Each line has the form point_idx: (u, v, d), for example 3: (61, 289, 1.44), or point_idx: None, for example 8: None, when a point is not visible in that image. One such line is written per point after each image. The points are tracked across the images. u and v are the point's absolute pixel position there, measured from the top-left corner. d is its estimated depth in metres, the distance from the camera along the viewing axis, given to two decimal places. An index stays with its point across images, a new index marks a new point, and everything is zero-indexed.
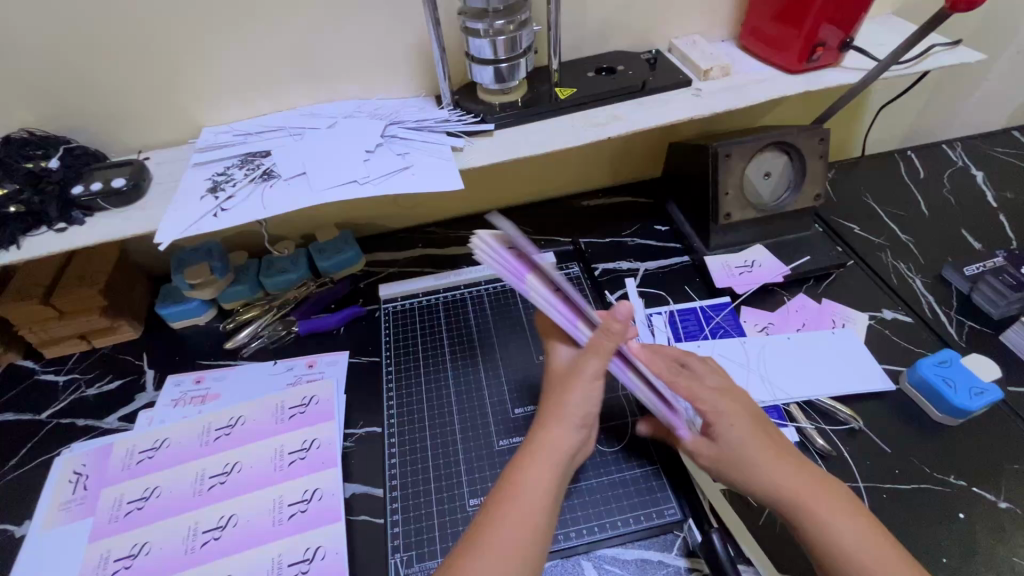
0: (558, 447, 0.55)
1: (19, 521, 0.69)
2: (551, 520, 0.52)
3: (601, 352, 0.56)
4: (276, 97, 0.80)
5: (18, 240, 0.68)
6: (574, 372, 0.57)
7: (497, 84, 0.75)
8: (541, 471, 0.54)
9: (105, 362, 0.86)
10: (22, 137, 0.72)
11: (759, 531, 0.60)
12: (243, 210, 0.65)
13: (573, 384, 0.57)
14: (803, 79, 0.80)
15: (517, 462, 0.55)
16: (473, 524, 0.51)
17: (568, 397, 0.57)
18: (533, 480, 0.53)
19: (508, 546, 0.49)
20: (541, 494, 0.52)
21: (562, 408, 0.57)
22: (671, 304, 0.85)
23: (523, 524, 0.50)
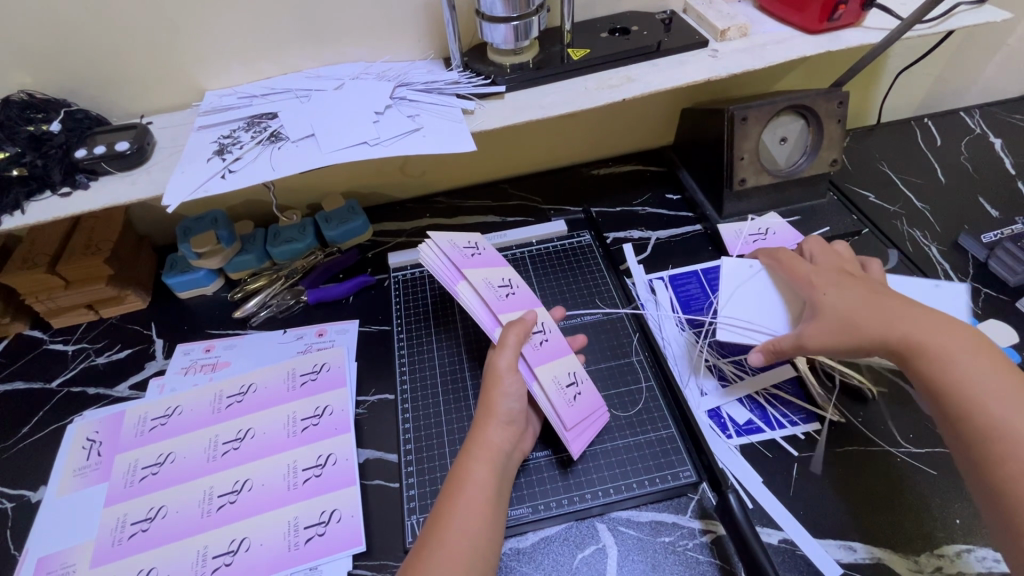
0: (492, 444, 0.55)
1: (35, 486, 0.69)
2: (497, 514, 0.52)
3: (507, 346, 0.59)
4: (280, 59, 0.77)
5: (22, 205, 0.66)
6: (493, 371, 0.59)
7: (509, 44, 0.73)
8: (480, 468, 0.53)
9: (113, 332, 0.85)
10: (23, 99, 0.70)
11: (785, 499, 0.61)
12: (252, 171, 0.64)
13: (496, 382, 0.58)
14: (822, 40, 0.77)
15: (458, 465, 0.54)
16: (425, 527, 0.50)
17: (493, 395, 0.57)
18: (473, 480, 0.52)
19: (457, 544, 0.48)
20: (483, 491, 0.52)
21: (490, 406, 0.57)
22: (671, 269, 0.85)
23: (469, 520, 0.49)
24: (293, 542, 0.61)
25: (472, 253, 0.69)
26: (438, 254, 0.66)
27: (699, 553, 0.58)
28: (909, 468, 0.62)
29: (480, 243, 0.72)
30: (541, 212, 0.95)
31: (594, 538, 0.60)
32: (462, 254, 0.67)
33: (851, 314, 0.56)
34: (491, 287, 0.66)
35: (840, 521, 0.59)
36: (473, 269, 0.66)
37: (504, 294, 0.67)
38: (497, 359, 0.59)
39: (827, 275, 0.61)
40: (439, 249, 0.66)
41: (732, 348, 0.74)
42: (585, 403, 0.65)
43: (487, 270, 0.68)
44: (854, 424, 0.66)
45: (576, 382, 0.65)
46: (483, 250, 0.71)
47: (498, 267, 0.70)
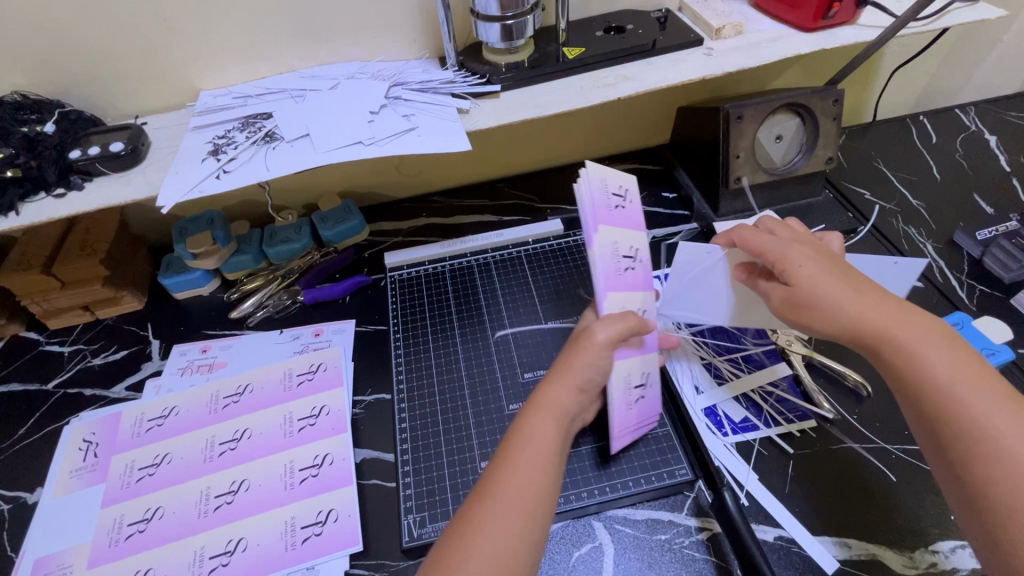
0: (562, 403, 0.52)
1: (31, 488, 0.69)
2: (558, 474, 0.48)
3: (611, 321, 0.57)
4: (275, 58, 0.77)
5: (16, 206, 0.66)
6: (587, 337, 0.56)
7: (504, 42, 0.73)
8: (546, 423, 0.51)
9: (110, 333, 0.85)
10: (16, 100, 0.70)
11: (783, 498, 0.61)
12: (246, 172, 0.64)
13: (584, 348, 0.56)
14: (816, 38, 0.77)
15: (522, 418, 0.51)
16: (484, 476, 0.47)
17: (577, 360, 0.55)
18: (543, 440, 0.49)
19: (519, 497, 0.45)
20: (548, 447, 0.49)
21: (572, 368, 0.55)
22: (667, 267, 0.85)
23: (530, 472, 0.46)
24: (290, 541, 0.61)
25: (617, 205, 0.62)
26: (590, 189, 0.60)
27: (695, 551, 0.58)
28: (904, 465, 0.62)
29: (630, 193, 0.65)
30: (537, 211, 0.96)
31: (590, 537, 0.60)
32: (605, 204, 0.61)
33: (815, 299, 0.52)
34: (614, 254, 0.60)
35: (835, 518, 0.59)
36: (609, 225, 0.60)
37: (623, 265, 0.61)
38: (596, 329, 0.57)
39: (799, 250, 0.55)
40: (591, 185, 0.60)
41: (728, 347, 0.74)
42: (644, 410, 0.63)
43: (620, 231, 0.61)
44: (849, 422, 0.66)
45: (646, 385, 0.63)
46: (630, 203, 0.64)
47: (632, 231, 0.63)
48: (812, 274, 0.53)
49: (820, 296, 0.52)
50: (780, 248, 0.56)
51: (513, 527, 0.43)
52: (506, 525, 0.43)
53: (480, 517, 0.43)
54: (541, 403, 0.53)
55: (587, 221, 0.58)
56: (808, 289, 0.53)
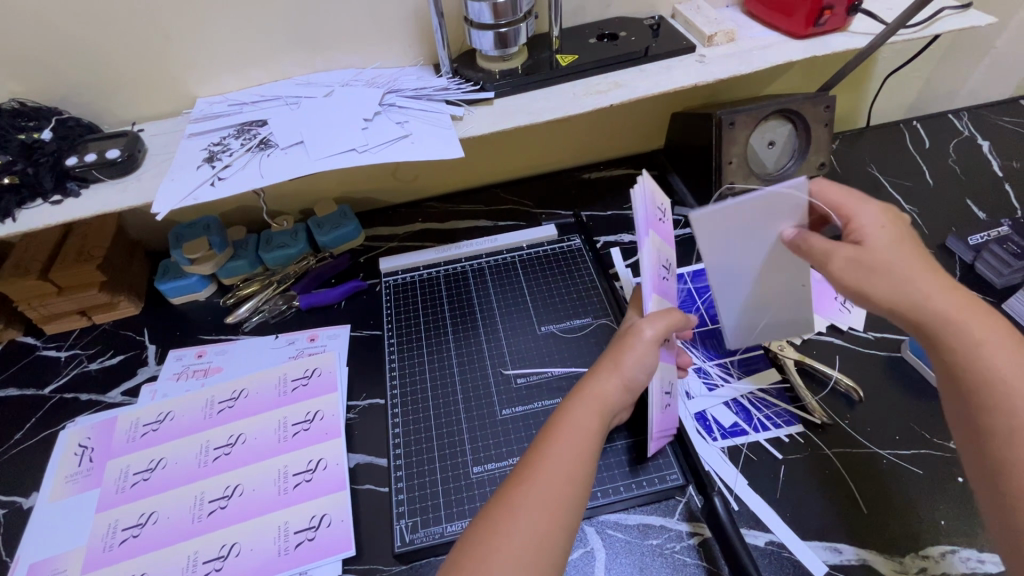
0: (602, 396, 0.54)
1: (26, 493, 0.70)
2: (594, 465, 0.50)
3: (658, 321, 0.57)
4: (271, 66, 0.78)
5: (12, 213, 0.67)
6: (634, 333, 0.57)
7: (497, 50, 0.74)
8: (586, 415, 0.52)
9: (106, 338, 0.85)
10: (13, 108, 0.71)
11: (775, 503, 0.61)
12: (241, 179, 0.64)
13: (630, 343, 0.56)
14: (807, 45, 0.78)
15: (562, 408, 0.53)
16: (522, 460, 0.49)
17: (623, 355, 0.56)
18: (580, 431, 0.51)
19: (554, 482, 0.47)
20: (584, 438, 0.51)
21: (618, 363, 0.56)
22: None
23: (567, 460, 0.48)
24: (283, 546, 0.61)
25: (659, 216, 0.60)
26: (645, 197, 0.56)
27: (686, 556, 0.58)
28: (894, 469, 0.63)
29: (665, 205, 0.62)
30: (532, 216, 0.96)
31: (582, 542, 0.61)
32: (654, 215, 0.58)
33: (887, 270, 0.49)
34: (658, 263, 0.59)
35: (826, 523, 0.60)
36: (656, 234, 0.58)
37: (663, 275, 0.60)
38: (644, 326, 0.57)
39: (874, 213, 0.52)
40: (645, 195, 0.56)
41: (719, 352, 0.75)
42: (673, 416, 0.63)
43: (663, 243, 0.60)
44: (840, 427, 0.66)
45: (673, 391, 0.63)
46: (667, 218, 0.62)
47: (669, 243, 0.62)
48: (883, 242, 0.51)
49: (891, 262, 0.49)
50: (857, 206, 0.53)
51: (547, 510, 0.45)
52: (540, 508, 0.45)
53: (517, 499, 0.45)
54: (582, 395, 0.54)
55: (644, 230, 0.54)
56: (879, 253, 0.50)
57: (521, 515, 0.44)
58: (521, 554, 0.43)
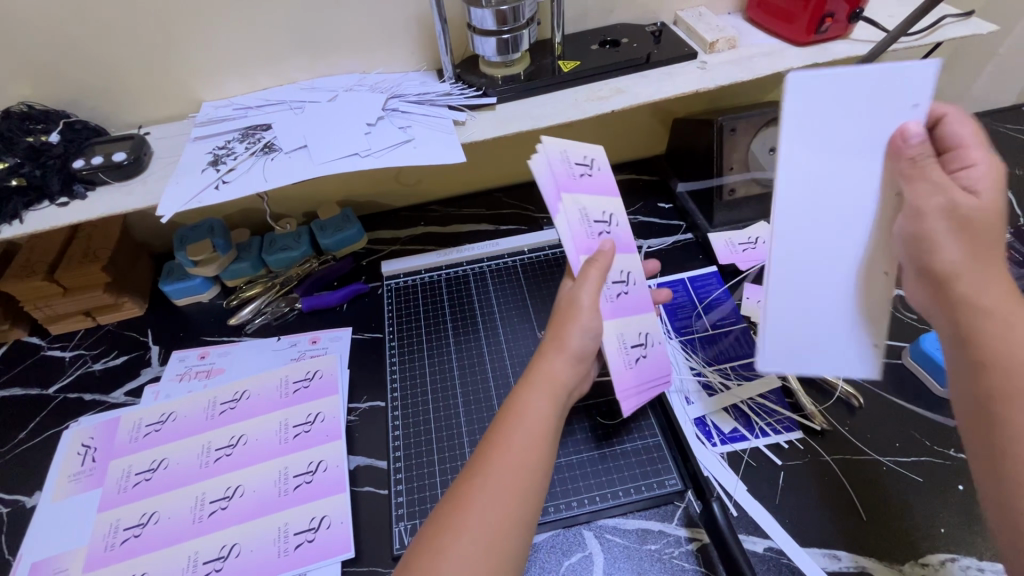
0: (554, 376, 0.53)
1: (30, 492, 0.70)
2: (550, 451, 0.49)
3: (592, 285, 0.55)
4: (276, 71, 0.79)
5: (20, 214, 0.68)
6: (572, 305, 0.55)
7: (499, 56, 0.74)
8: (540, 400, 0.51)
9: (110, 339, 0.86)
10: (23, 111, 0.72)
11: (775, 510, 0.61)
12: (245, 182, 0.65)
13: (572, 316, 0.55)
14: (808, 52, 0.78)
15: (517, 394, 0.52)
16: (476, 453, 0.48)
17: (567, 328, 0.55)
18: (534, 412, 0.50)
19: (508, 475, 0.46)
20: (540, 423, 0.49)
21: (562, 337, 0.54)
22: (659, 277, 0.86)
23: (523, 445, 0.47)
24: (283, 548, 0.62)
25: (583, 173, 0.61)
26: (547, 161, 0.58)
27: (684, 562, 0.59)
28: (895, 476, 0.63)
29: (599, 162, 0.63)
30: (534, 221, 0.96)
31: (580, 546, 0.61)
32: (570, 172, 0.60)
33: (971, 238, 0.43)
34: (585, 219, 0.59)
35: (825, 531, 0.59)
36: (572, 192, 0.59)
37: (597, 230, 0.60)
38: (579, 294, 0.55)
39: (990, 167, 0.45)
40: (549, 159, 0.59)
41: (719, 357, 0.75)
42: (654, 370, 0.62)
43: (588, 198, 0.60)
44: (840, 433, 0.66)
45: (647, 345, 0.63)
46: (597, 172, 0.62)
47: (606, 198, 0.62)
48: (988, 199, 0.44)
49: (991, 230, 0.43)
50: (975, 149, 0.46)
51: (502, 505, 0.44)
52: (494, 505, 0.44)
53: (469, 497, 0.44)
54: (535, 378, 0.53)
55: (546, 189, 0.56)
56: (982, 212, 0.43)
57: (473, 512, 0.43)
58: (472, 553, 0.42)
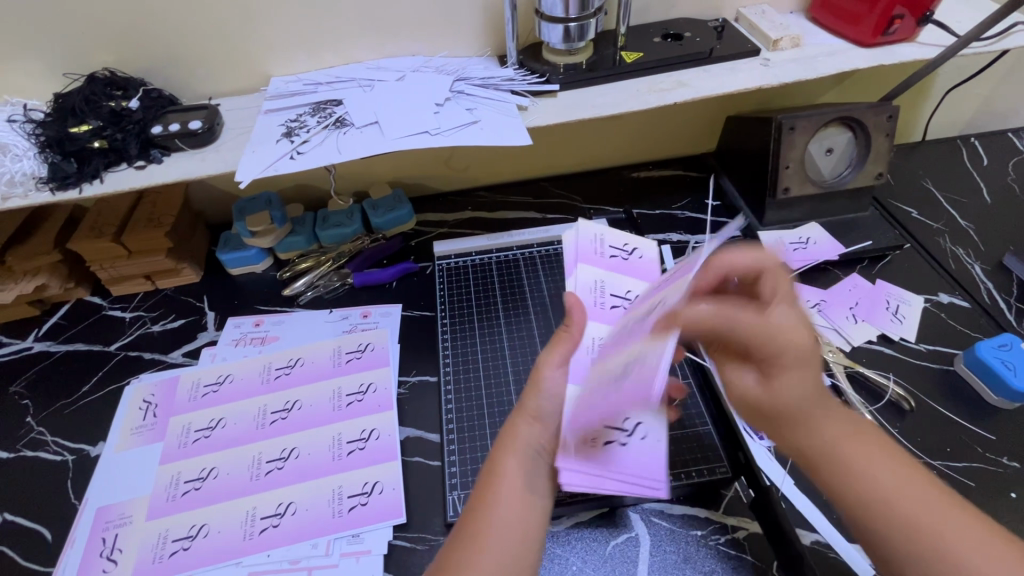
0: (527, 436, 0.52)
1: (93, 442, 0.73)
2: (535, 511, 0.49)
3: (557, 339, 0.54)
4: (344, 51, 0.81)
5: (101, 174, 0.71)
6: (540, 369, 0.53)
7: (565, 44, 0.75)
8: (514, 462, 0.50)
9: (169, 302, 0.89)
10: (106, 76, 0.75)
11: (824, 505, 0.61)
12: (320, 153, 0.67)
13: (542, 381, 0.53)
14: (874, 53, 0.78)
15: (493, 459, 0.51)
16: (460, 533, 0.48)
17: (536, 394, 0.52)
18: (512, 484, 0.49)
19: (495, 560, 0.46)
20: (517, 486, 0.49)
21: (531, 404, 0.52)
22: None
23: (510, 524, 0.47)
24: (337, 509, 0.64)
25: (615, 256, 0.71)
26: (576, 238, 0.71)
27: (730, 549, 0.59)
28: (946, 479, 0.63)
29: (702, 249, 0.53)
30: (581, 211, 0.98)
31: (627, 527, 0.62)
32: (657, 265, 0.56)
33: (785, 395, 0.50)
34: (599, 290, 0.66)
35: None
36: (589, 264, 0.68)
37: (626, 296, 0.53)
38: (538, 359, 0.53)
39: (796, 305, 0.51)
40: (580, 238, 0.71)
41: None
42: (596, 406, 0.51)
43: (609, 274, 0.68)
44: (890, 433, 0.67)
45: (629, 432, 0.56)
46: (634, 256, 0.72)
47: (679, 274, 0.50)
48: (788, 335, 0.49)
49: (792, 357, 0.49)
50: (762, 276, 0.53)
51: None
52: None
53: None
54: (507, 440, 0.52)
55: (569, 260, 0.69)
56: (778, 348, 0.49)
57: None
58: None
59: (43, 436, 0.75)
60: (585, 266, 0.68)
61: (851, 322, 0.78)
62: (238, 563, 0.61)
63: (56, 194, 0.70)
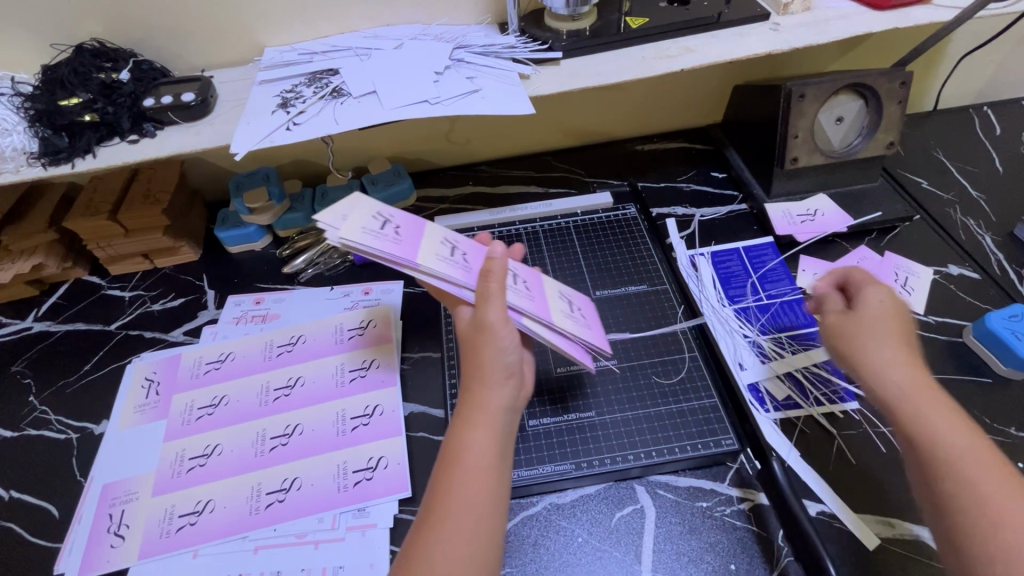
0: (491, 408, 0.51)
1: (96, 420, 0.73)
2: (500, 486, 0.49)
3: (492, 298, 0.53)
4: (339, 20, 0.78)
5: (93, 149, 0.69)
6: (482, 325, 0.52)
7: (568, 9, 0.73)
8: (476, 436, 0.49)
9: (168, 281, 0.88)
10: (94, 47, 0.73)
11: (830, 477, 0.61)
12: (316, 124, 0.65)
13: (487, 338, 0.52)
14: (888, 16, 0.75)
15: (453, 434, 0.50)
16: (427, 502, 0.48)
17: (484, 352, 0.52)
18: (473, 450, 0.49)
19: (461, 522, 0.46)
20: (483, 461, 0.49)
21: (483, 363, 0.52)
22: (712, 245, 0.85)
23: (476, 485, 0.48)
24: (342, 484, 0.64)
25: (394, 232, 0.56)
26: (368, 240, 0.52)
27: (736, 520, 0.59)
28: None
29: (388, 212, 0.58)
30: (584, 184, 0.96)
31: (633, 499, 0.62)
32: (398, 221, 0.58)
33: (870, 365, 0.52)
34: (447, 260, 0.57)
35: (883, 498, 0.59)
36: (414, 251, 0.55)
37: (463, 257, 0.59)
38: (489, 316, 0.52)
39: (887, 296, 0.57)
40: (364, 240, 0.52)
41: (779, 326, 0.74)
42: (596, 320, 0.68)
43: (426, 245, 0.57)
44: None
45: (568, 300, 0.67)
46: (395, 224, 0.57)
47: (427, 230, 0.60)
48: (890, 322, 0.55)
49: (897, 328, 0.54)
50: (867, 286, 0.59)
51: (460, 558, 0.45)
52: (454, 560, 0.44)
53: (423, 557, 0.44)
54: (471, 413, 0.51)
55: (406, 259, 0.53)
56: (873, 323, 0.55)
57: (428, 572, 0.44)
58: None
59: (47, 415, 0.75)
60: (413, 254, 0.54)
61: None
62: (244, 538, 0.61)
63: (48, 170, 0.68)
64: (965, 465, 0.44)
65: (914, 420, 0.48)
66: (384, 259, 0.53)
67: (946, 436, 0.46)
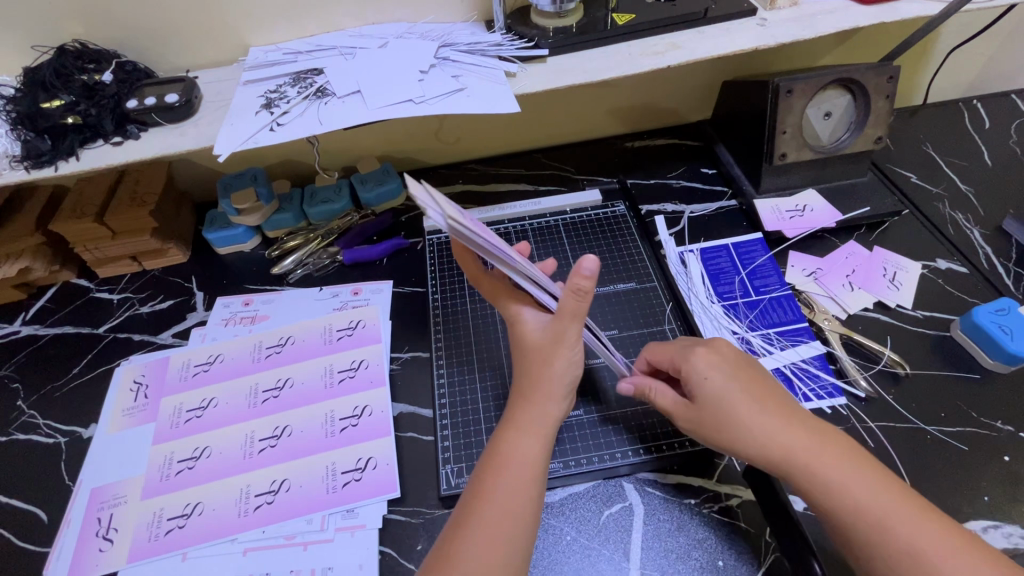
0: (546, 419, 0.54)
1: (85, 424, 0.73)
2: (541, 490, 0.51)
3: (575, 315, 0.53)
4: (323, 18, 0.78)
5: (76, 152, 0.68)
6: (552, 339, 0.55)
7: (553, 6, 0.72)
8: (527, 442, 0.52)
9: (157, 283, 0.88)
10: (76, 49, 0.72)
11: None
12: (300, 125, 0.65)
13: (553, 353, 0.55)
14: (875, 10, 0.75)
15: (502, 437, 0.53)
16: (467, 498, 0.50)
17: (546, 366, 0.55)
18: (523, 453, 0.52)
19: (501, 517, 0.48)
20: (530, 466, 0.51)
21: (540, 377, 0.55)
22: (702, 242, 0.85)
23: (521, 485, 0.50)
24: (331, 485, 0.64)
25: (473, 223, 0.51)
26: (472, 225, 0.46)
27: (723, 516, 0.60)
28: (939, 444, 0.63)
29: None
30: (574, 182, 0.96)
31: (621, 497, 0.62)
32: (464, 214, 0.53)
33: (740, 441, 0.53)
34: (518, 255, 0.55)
35: None
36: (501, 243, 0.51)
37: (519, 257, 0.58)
38: (568, 332, 0.54)
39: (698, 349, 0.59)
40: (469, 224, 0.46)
41: (767, 322, 0.74)
42: None
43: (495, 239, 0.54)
44: (886, 401, 0.66)
45: None
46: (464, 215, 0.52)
47: None
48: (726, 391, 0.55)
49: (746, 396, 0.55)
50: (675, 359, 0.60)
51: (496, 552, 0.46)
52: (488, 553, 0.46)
53: (459, 550, 0.46)
54: (522, 420, 0.54)
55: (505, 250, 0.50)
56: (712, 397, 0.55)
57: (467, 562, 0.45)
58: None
59: (35, 419, 0.74)
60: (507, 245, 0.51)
61: (848, 290, 0.77)
62: (233, 540, 0.61)
63: (32, 173, 0.68)
64: (869, 515, 0.47)
65: (805, 478, 0.50)
66: (487, 247, 0.48)
67: (835, 482, 0.49)
